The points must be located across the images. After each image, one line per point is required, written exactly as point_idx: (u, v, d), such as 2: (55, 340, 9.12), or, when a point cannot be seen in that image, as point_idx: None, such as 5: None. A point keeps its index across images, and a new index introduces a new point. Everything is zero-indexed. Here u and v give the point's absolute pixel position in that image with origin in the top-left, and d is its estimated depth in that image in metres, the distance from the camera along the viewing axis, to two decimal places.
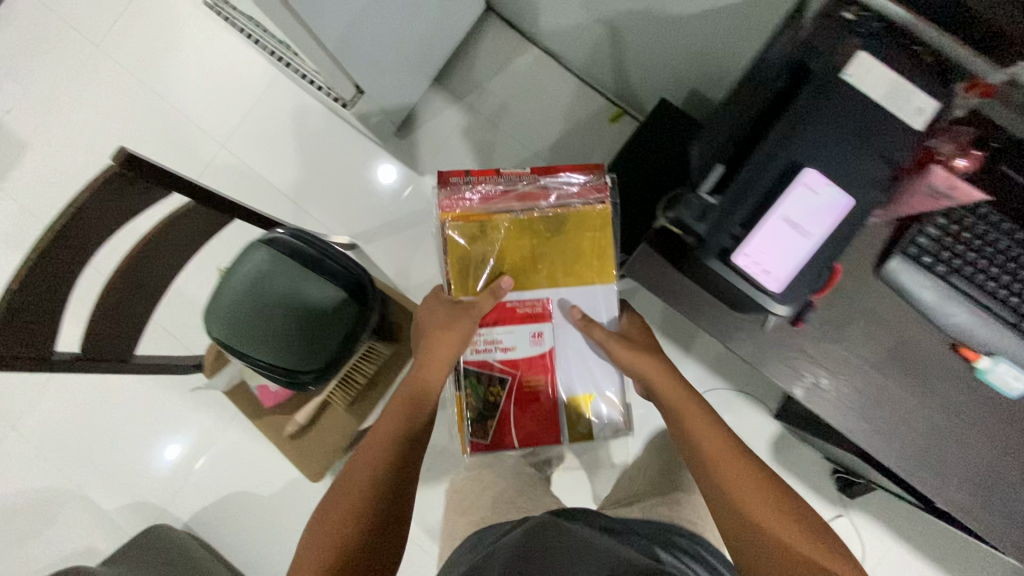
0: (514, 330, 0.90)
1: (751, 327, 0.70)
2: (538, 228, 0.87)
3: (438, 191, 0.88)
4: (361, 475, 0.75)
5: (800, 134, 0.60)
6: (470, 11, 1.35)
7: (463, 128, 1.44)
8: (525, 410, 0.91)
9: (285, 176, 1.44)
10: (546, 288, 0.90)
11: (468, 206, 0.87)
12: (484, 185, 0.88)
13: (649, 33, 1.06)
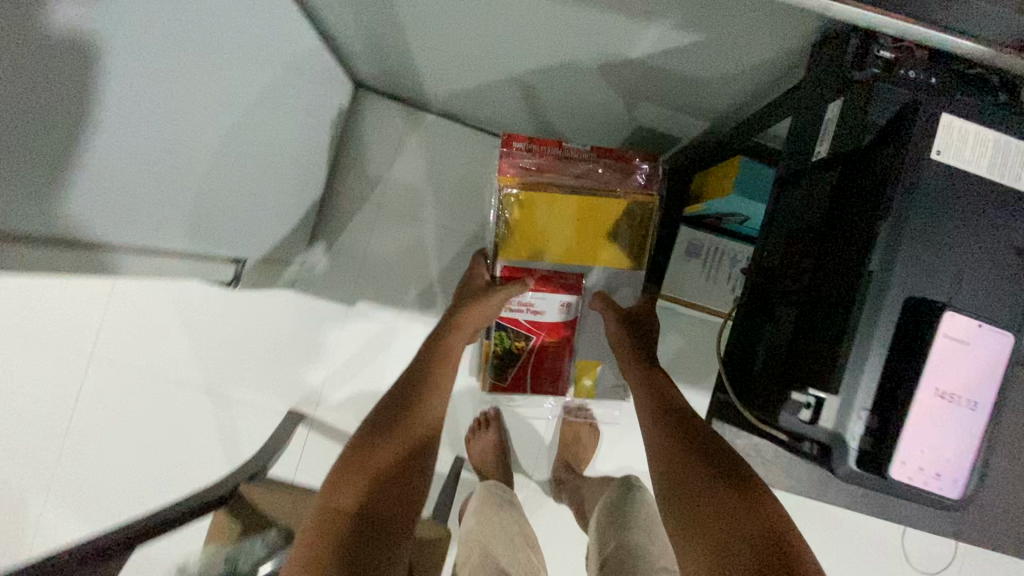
0: (543, 296, 0.95)
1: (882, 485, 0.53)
2: (585, 207, 0.84)
3: (501, 153, 0.83)
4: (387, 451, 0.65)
5: (912, 260, 0.41)
6: (337, 100, 1.08)
7: (378, 234, 1.18)
8: (547, 364, 1.03)
9: (189, 364, 1.15)
10: (577, 264, 0.91)
11: (531, 177, 0.84)
12: (544, 158, 0.84)
13: (570, 85, 0.84)
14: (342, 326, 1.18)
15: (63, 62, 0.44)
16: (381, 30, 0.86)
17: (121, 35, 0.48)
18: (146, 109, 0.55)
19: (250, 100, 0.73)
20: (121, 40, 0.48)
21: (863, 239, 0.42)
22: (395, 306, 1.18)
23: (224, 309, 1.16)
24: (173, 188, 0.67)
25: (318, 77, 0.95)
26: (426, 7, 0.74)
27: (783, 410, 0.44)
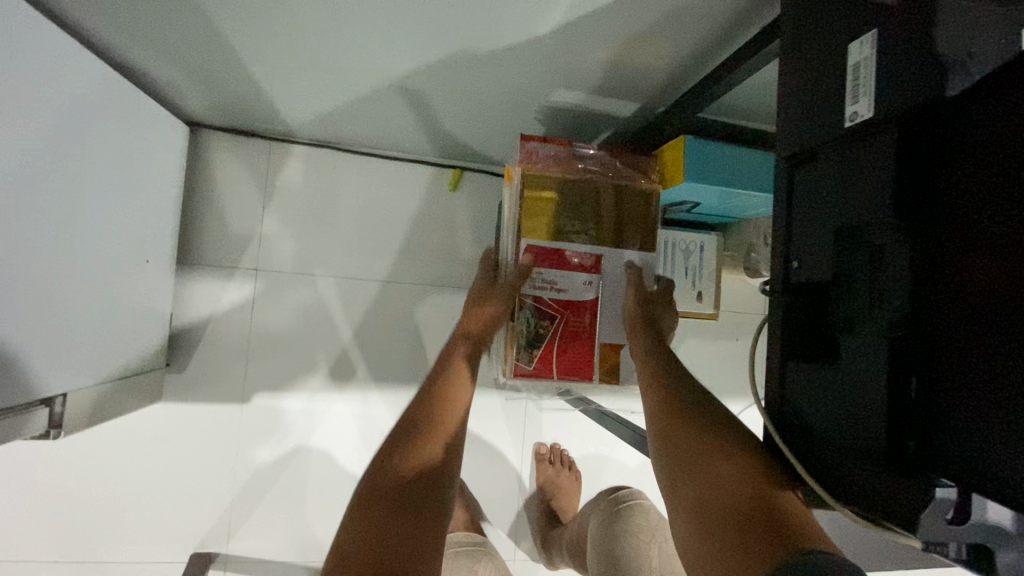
0: (564, 273, 0.68)
1: None
2: (610, 194, 0.69)
3: (521, 146, 0.69)
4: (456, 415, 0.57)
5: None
6: (162, 146, 0.82)
7: (260, 305, 0.93)
8: (576, 342, 0.68)
9: (38, 534, 0.85)
10: (606, 245, 0.69)
11: (545, 167, 0.68)
12: (559, 150, 0.69)
13: (465, 79, 0.66)
14: (239, 429, 0.91)
15: None
16: (186, 41, 0.63)
17: None
18: None
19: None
20: None
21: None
22: (304, 388, 0.93)
23: (73, 451, 0.86)
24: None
25: (114, 117, 0.70)
26: (236, 4, 0.54)
27: (921, 515, 0.29)
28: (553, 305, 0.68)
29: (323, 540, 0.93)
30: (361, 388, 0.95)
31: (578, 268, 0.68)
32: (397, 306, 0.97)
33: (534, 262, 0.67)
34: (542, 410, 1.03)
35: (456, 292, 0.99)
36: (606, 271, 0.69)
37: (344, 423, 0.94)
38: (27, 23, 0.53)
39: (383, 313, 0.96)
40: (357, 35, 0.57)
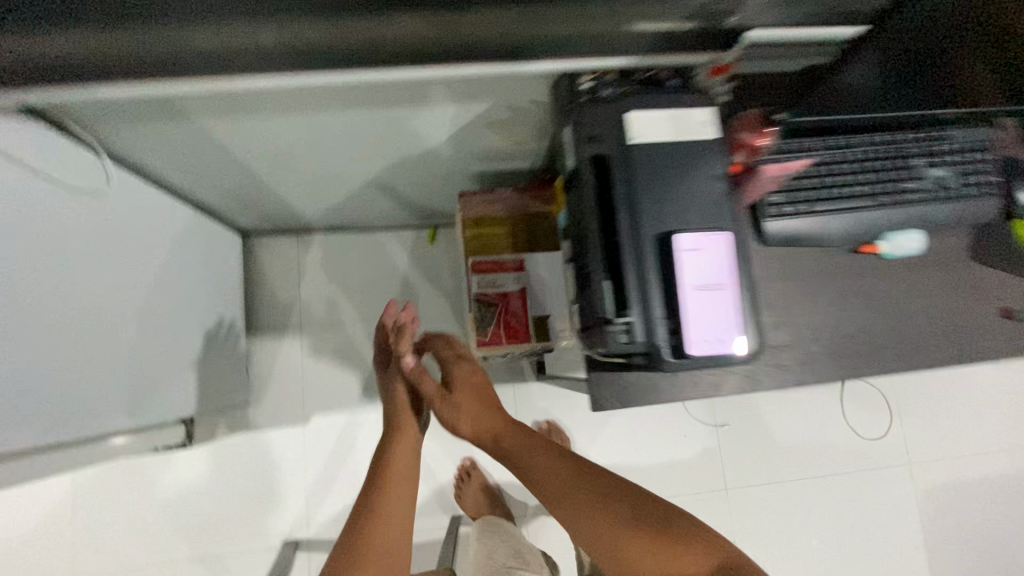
0: (499, 275, 0.99)
1: (715, 385, 0.69)
2: (521, 220, 1.02)
3: (460, 198, 1.02)
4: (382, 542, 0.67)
5: (636, 210, 0.59)
6: (230, 250, 1.20)
7: (308, 351, 1.28)
8: (515, 318, 0.99)
9: (173, 546, 1.16)
10: (524, 252, 1.01)
11: (476, 210, 1.01)
12: (485, 196, 1.02)
13: (414, 169, 1.02)
14: (306, 446, 1.24)
15: (52, 298, 0.67)
16: (239, 181, 1.00)
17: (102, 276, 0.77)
18: (104, 309, 0.77)
19: (132, 271, 0.84)
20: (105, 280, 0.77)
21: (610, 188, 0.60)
22: (347, 407, 1.26)
23: (192, 480, 1.19)
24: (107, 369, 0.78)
25: (200, 238, 1.07)
26: (268, 157, 0.91)
27: (610, 341, 0.59)
28: (494, 296, 0.99)
29: None
30: None
31: (508, 270, 1.00)
32: None
33: (479, 271, 0.99)
34: (528, 394, 1.32)
35: (447, 317, 1.32)
36: (527, 269, 1.00)
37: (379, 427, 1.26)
38: (152, 191, 0.91)
39: None
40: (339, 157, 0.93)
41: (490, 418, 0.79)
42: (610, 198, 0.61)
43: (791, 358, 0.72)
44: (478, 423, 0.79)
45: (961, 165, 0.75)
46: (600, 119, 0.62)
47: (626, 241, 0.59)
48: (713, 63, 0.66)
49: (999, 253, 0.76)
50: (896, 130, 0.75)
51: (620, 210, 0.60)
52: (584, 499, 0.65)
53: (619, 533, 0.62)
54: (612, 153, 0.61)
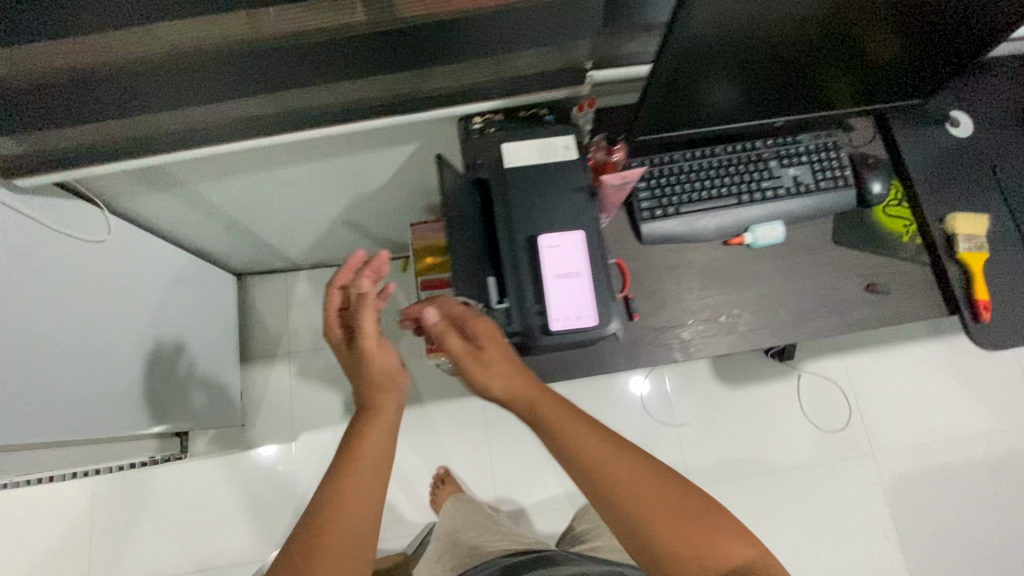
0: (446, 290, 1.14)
1: (604, 365, 0.80)
2: None
3: (411, 227, 1.18)
4: (339, 539, 0.58)
5: (510, 219, 0.74)
6: (226, 288, 1.38)
7: (297, 374, 1.43)
8: None
9: (179, 556, 1.29)
10: None
11: (425, 234, 1.17)
12: (433, 224, 1.18)
13: (372, 205, 1.19)
14: (294, 461, 1.37)
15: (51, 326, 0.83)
16: (226, 228, 1.19)
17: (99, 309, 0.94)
18: (99, 336, 0.93)
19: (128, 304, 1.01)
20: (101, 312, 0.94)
21: (490, 204, 0.75)
22: (330, 423, 1.40)
23: (194, 496, 1.33)
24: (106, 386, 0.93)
25: (197, 278, 1.25)
26: (245, 204, 1.09)
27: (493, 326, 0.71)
28: None
29: None
30: None
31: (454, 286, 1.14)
32: None
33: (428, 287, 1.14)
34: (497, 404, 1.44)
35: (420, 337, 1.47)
36: None
37: None
38: (150, 240, 1.09)
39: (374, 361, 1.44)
40: (304, 199, 1.11)
41: (520, 384, 0.65)
42: (491, 211, 0.75)
43: (673, 338, 0.83)
44: (510, 389, 0.65)
45: (815, 163, 0.87)
46: (482, 152, 0.77)
47: (503, 244, 0.73)
48: (580, 99, 0.82)
49: (856, 236, 0.87)
50: (753, 138, 0.88)
51: (499, 220, 0.74)
52: (623, 486, 0.59)
53: (652, 517, 0.58)
54: (491, 176, 0.76)
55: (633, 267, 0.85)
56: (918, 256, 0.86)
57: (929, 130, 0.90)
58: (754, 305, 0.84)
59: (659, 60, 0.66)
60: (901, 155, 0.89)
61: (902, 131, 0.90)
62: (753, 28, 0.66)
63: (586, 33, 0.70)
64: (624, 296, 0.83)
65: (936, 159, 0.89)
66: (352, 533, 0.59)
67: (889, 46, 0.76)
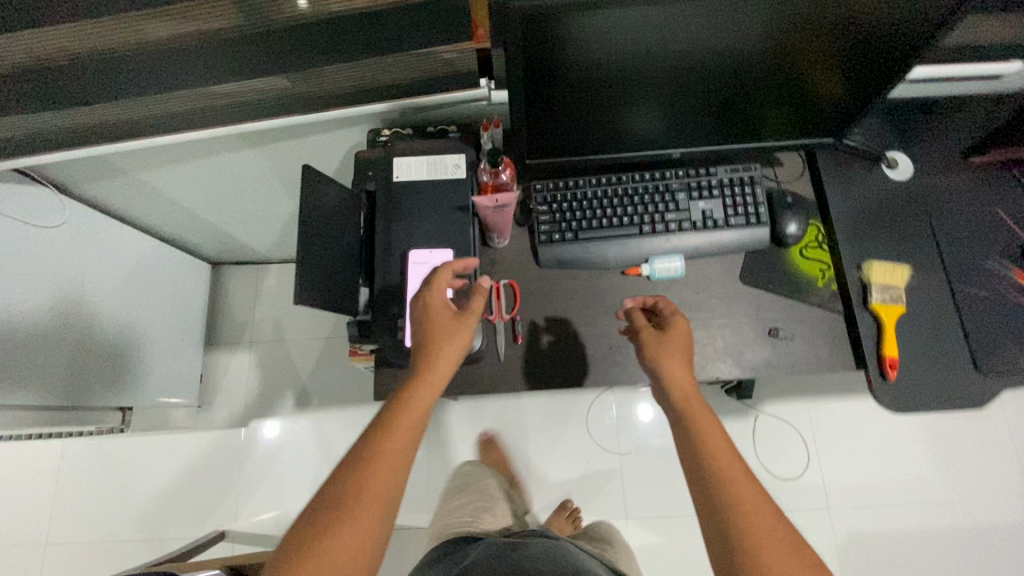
0: None
1: (481, 384, 0.81)
2: None
3: None
4: (385, 485, 0.56)
5: (387, 233, 0.76)
6: (197, 275, 1.46)
7: (257, 363, 1.49)
8: None
9: (124, 524, 1.36)
10: None
11: None
12: None
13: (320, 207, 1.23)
14: (241, 447, 1.43)
15: None
16: (190, 219, 1.26)
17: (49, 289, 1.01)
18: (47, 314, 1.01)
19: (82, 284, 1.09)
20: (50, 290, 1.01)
21: (372, 217, 0.78)
22: (281, 413, 1.45)
23: (142, 471, 1.39)
24: None
25: (164, 263, 1.33)
26: (199, 198, 1.15)
27: (354, 337, 0.74)
28: None
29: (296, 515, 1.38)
30: (317, 409, 1.45)
31: None
32: (338, 352, 1.49)
33: None
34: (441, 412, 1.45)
35: None
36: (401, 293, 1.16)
37: (307, 434, 1.43)
38: (113, 225, 1.17)
39: (330, 357, 1.49)
40: (253, 196, 1.16)
41: (679, 371, 0.70)
42: (372, 224, 0.77)
43: (557, 365, 0.81)
44: (671, 372, 0.69)
45: (727, 198, 0.84)
46: (375, 164, 0.80)
47: (377, 258, 0.76)
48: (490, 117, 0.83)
49: (765, 277, 0.83)
50: (664, 168, 0.86)
51: (377, 235, 0.76)
52: (724, 463, 0.60)
53: (749, 505, 0.57)
54: (377, 191, 0.78)
55: (527, 290, 0.85)
56: (831, 303, 0.80)
57: (861, 172, 0.85)
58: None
59: (511, 67, 0.62)
60: (824, 197, 0.84)
61: (830, 170, 0.85)
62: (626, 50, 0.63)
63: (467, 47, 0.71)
64: (511, 317, 0.83)
65: (866, 202, 0.84)
66: (391, 484, 0.56)
67: (810, 80, 0.71)
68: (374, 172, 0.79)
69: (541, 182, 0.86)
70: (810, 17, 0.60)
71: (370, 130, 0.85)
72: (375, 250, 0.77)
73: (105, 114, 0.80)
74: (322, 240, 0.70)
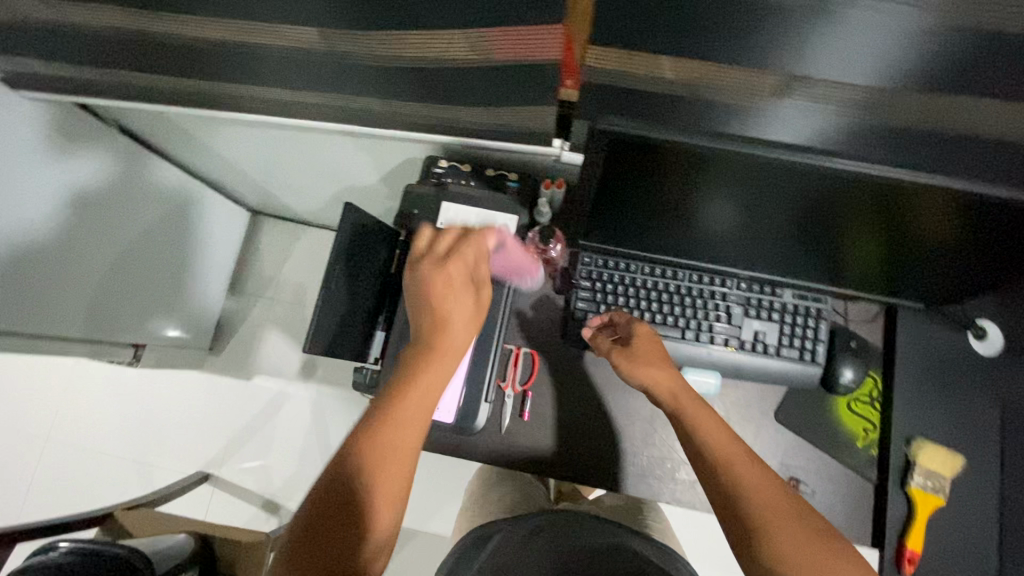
0: None
1: (476, 450, 0.78)
2: None
3: None
4: (421, 424, 0.56)
5: None
6: (234, 222, 1.45)
7: (273, 322, 1.50)
8: None
9: (118, 442, 1.41)
10: None
11: None
12: None
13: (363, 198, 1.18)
14: (240, 400, 1.45)
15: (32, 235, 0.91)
16: (236, 175, 1.24)
17: (82, 227, 1.01)
18: (79, 249, 1.01)
19: (118, 222, 1.08)
20: (84, 228, 1.01)
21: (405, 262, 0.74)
22: (284, 377, 1.47)
23: (144, 398, 1.43)
24: (68, 292, 1.01)
25: (205, 207, 1.32)
26: (247, 163, 1.12)
27: (358, 384, 0.71)
28: None
29: (277, 479, 1.41)
30: (318, 383, 1.46)
31: None
32: None
33: None
34: None
35: None
36: None
37: (304, 404, 1.45)
38: (161, 167, 1.16)
39: None
40: (300, 174, 1.13)
41: (662, 372, 0.68)
42: (403, 269, 0.74)
43: (557, 451, 0.78)
44: (651, 377, 0.68)
45: (786, 324, 0.77)
46: (423, 204, 0.74)
47: (400, 308, 0.72)
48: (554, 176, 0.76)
49: (801, 421, 0.76)
50: (726, 273, 0.78)
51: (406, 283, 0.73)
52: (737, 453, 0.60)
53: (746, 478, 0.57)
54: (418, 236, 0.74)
55: (546, 365, 0.81)
56: (865, 470, 0.74)
57: (943, 334, 0.76)
58: (655, 449, 0.78)
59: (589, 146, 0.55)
60: (892, 352, 0.76)
61: (909, 325, 0.76)
62: (717, 161, 0.54)
63: (549, 112, 0.62)
64: (523, 391, 0.79)
65: (938, 370, 0.75)
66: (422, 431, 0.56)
67: (916, 242, 0.62)
68: (420, 214, 0.74)
69: (590, 257, 0.80)
70: (946, 202, 0.51)
71: (429, 157, 0.79)
72: (399, 297, 0.73)
73: (140, 82, 0.72)
74: (344, 285, 0.66)
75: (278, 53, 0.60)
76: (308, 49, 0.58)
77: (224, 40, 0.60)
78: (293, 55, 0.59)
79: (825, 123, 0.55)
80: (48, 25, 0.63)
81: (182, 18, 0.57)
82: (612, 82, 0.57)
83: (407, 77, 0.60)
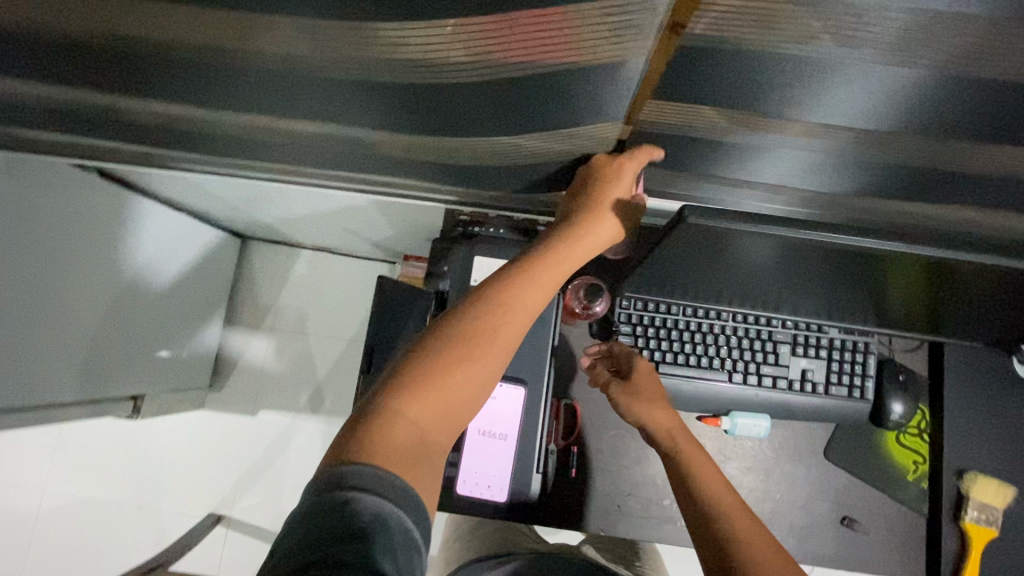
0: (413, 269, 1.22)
1: None
2: None
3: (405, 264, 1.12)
4: (501, 344, 0.52)
5: None
6: (225, 251, 1.37)
7: (274, 352, 1.44)
8: None
9: (121, 489, 1.34)
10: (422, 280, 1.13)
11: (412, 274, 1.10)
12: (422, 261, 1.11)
13: (367, 228, 1.11)
14: (248, 437, 1.40)
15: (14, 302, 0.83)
16: (227, 209, 1.15)
17: (67, 284, 0.92)
18: (65, 308, 0.93)
19: (107, 273, 1.00)
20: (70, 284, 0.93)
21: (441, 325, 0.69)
22: (292, 410, 1.41)
23: (146, 441, 1.36)
24: (60, 354, 0.93)
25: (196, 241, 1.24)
26: (242, 200, 1.04)
27: None
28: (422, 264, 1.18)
29: None
30: (328, 415, 1.41)
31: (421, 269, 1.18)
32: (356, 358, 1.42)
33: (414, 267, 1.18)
34: None
35: None
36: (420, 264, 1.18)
37: (316, 437, 1.40)
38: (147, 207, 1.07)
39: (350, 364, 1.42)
40: (301, 209, 1.05)
41: (661, 413, 0.65)
42: None
43: (606, 505, 0.76)
44: (651, 415, 0.65)
45: (834, 361, 0.75)
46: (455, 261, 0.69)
47: None
48: None
49: (852, 459, 0.75)
50: (772, 312, 0.76)
51: None
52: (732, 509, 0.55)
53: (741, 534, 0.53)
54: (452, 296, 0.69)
55: (589, 415, 0.77)
56: (916, 504, 0.74)
57: (992, 365, 0.74)
58: None
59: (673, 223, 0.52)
60: (941, 387, 0.75)
61: (958, 359, 0.74)
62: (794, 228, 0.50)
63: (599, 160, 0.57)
64: (567, 445, 0.76)
65: (988, 403, 0.74)
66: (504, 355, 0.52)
67: (985, 293, 0.59)
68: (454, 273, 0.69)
69: (630, 299, 0.76)
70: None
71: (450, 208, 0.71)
72: None
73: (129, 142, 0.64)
74: None
75: (297, 117, 0.53)
76: (334, 111, 0.52)
77: (233, 103, 0.52)
78: (314, 121, 0.53)
79: (905, 179, 0.51)
80: (22, 91, 0.55)
81: (185, 87, 0.49)
82: (676, 135, 0.52)
83: (444, 137, 0.54)
